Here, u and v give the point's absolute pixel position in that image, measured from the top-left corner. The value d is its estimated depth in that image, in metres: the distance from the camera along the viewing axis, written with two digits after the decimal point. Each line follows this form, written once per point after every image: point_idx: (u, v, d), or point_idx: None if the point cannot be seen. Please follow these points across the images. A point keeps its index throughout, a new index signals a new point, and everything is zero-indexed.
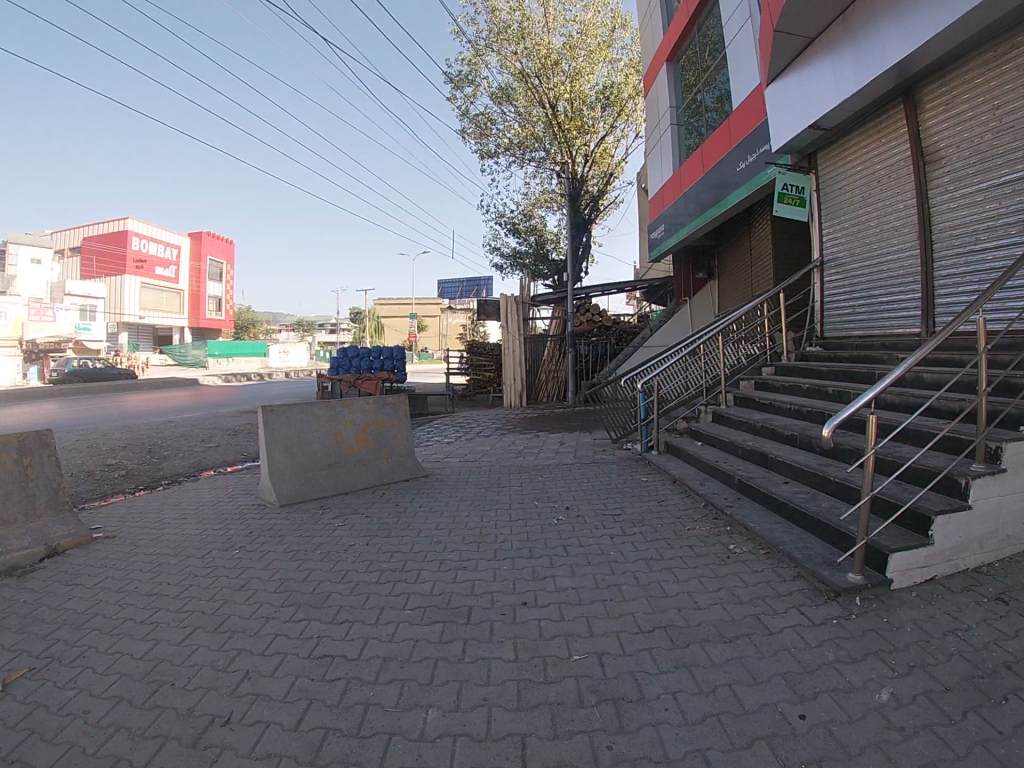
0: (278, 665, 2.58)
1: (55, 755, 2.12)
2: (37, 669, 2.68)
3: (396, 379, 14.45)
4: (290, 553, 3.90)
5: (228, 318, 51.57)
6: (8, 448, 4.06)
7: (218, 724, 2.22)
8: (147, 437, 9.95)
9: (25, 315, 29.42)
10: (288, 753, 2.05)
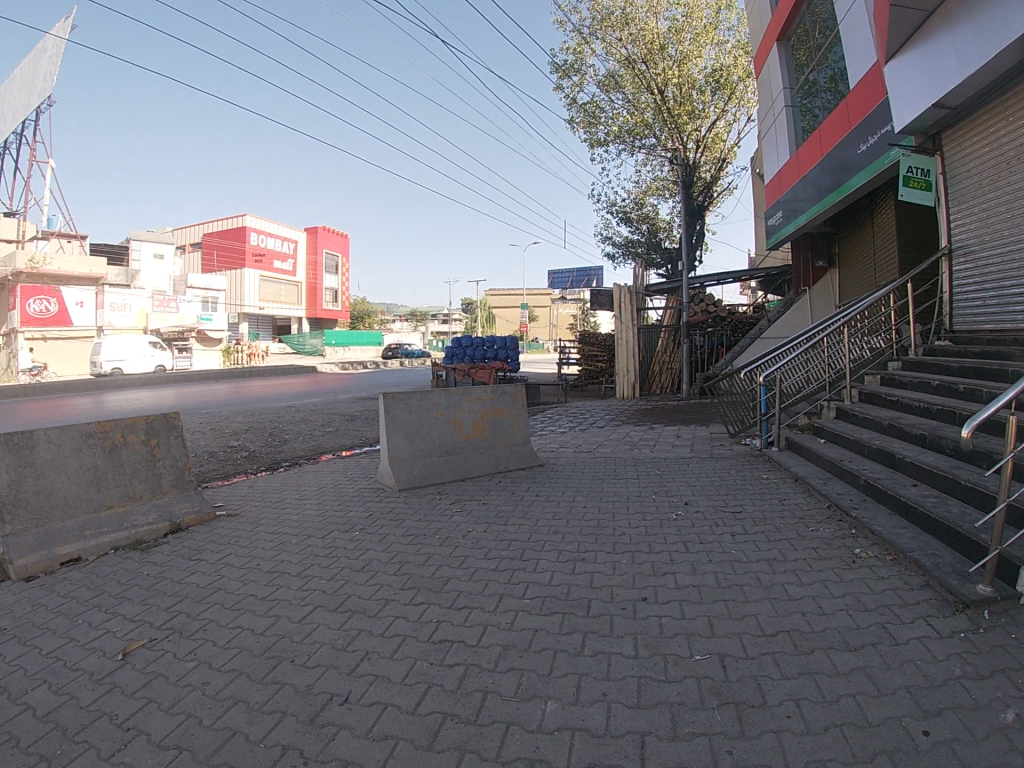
0: (397, 648, 2.62)
1: (172, 725, 2.24)
2: (157, 640, 2.84)
3: (509, 368, 14.53)
4: (408, 537, 3.98)
5: (344, 310, 53.71)
6: (136, 429, 4.35)
7: (336, 702, 2.28)
8: (275, 420, 10.54)
9: (148, 305, 31.35)
10: (404, 737, 2.09)
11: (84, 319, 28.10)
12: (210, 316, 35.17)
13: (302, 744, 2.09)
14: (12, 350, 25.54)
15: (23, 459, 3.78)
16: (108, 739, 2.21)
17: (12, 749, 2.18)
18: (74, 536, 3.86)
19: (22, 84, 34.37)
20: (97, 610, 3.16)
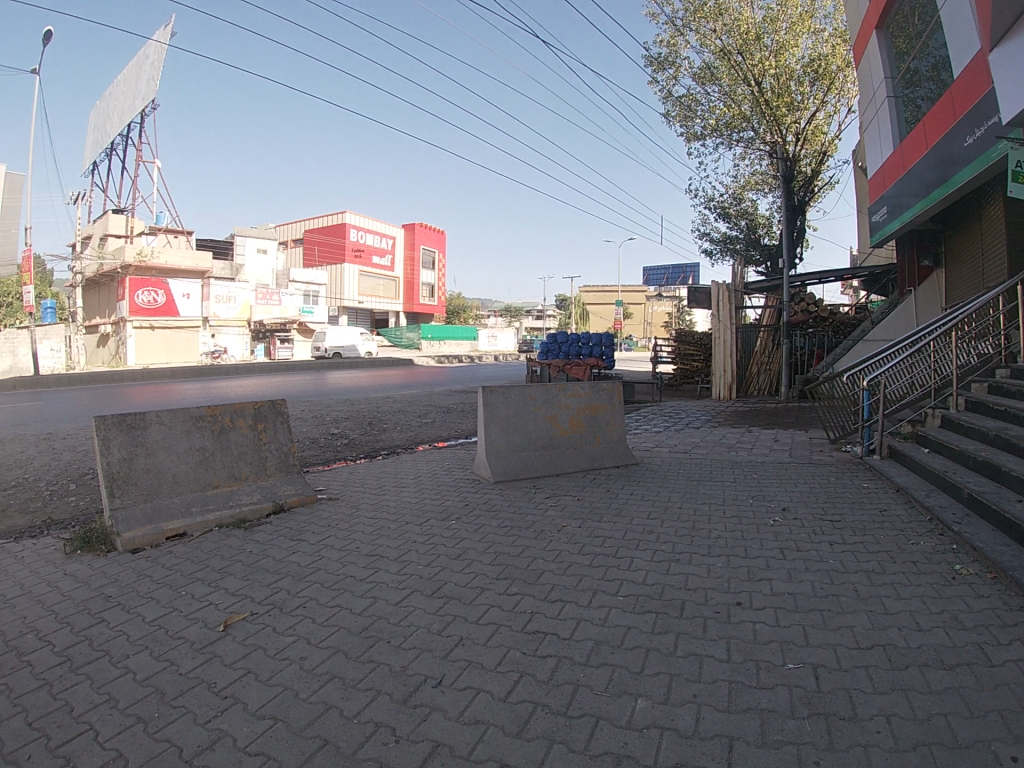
0: (491, 635, 2.68)
1: (269, 696, 2.37)
2: (257, 614, 2.97)
3: (605, 367, 14.32)
4: (503, 529, 4.05)
5: (440, 303, 55.67)
6: (245, 414, 4.59)
7: (429, 684, 2.36)
8: (373, 410, 10.89)
9: (252, 298, 33.92)
10: (495, 723, 2.16)
11: (190, 310, 30.53)
12: (310, 309, 38.25)
13: (394, 722, 2.19)
14: (123, 337, 28.15)
15: (135, 438, 4.05)
16: (206, 706, 2.36)
17: (117, 711, 2.37)
18: (181, 512, 4.09)
19: (127, 86, 36.51)
20: (200, 582, 3.34)
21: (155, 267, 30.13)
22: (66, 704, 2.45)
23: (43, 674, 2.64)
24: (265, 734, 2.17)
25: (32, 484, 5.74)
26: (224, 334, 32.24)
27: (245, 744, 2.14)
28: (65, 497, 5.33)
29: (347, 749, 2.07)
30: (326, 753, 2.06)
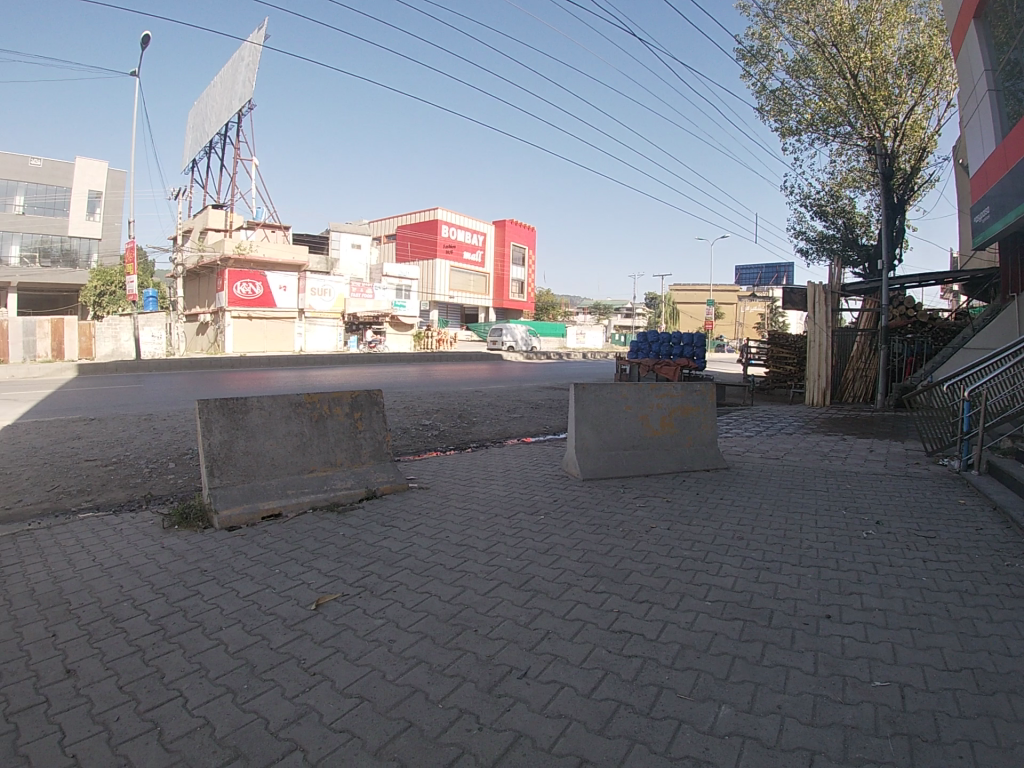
0: (577, 632, 2.84)
1: (358, 675, 2.57)
2: (347, 595, 3.25)
3: (696, 367, 14.04)
4: (591, 526, 4.20)
5: (530, 301, 61.69)
6: (341, 403, 4.99)
7: (514, 675, 2.53)
8: (464, 401, 11.22)
9: (345, 292, 37.90)
10: (578, 718, 2.28)
11: (286, 301, 34.86)
12: (403, 303, 41.94)
13: (478, 710, 2.34)
14: (223, 325, 32.57)
15: (235, 422, 4.45)
16: (295, 681, 2.56)
17: (207, 680, 2.60)
18: (277, 493, 4.47)
19: (222, 87, 38.62)
20: (294, 562, 3.66)
21: (254, 259, 33.87)
22: (158, 670, 2.71)
23: (140, 640, 2.95)
24: (350, 713, 2.35)
25: (135, 461, 6.24)
26: (319, 326, 36.63)
27: (331, 720, 2.32)
28: (166, 475, 5.83)
29: (431, 733, 2.23)
30: (410, 735, 2.22)
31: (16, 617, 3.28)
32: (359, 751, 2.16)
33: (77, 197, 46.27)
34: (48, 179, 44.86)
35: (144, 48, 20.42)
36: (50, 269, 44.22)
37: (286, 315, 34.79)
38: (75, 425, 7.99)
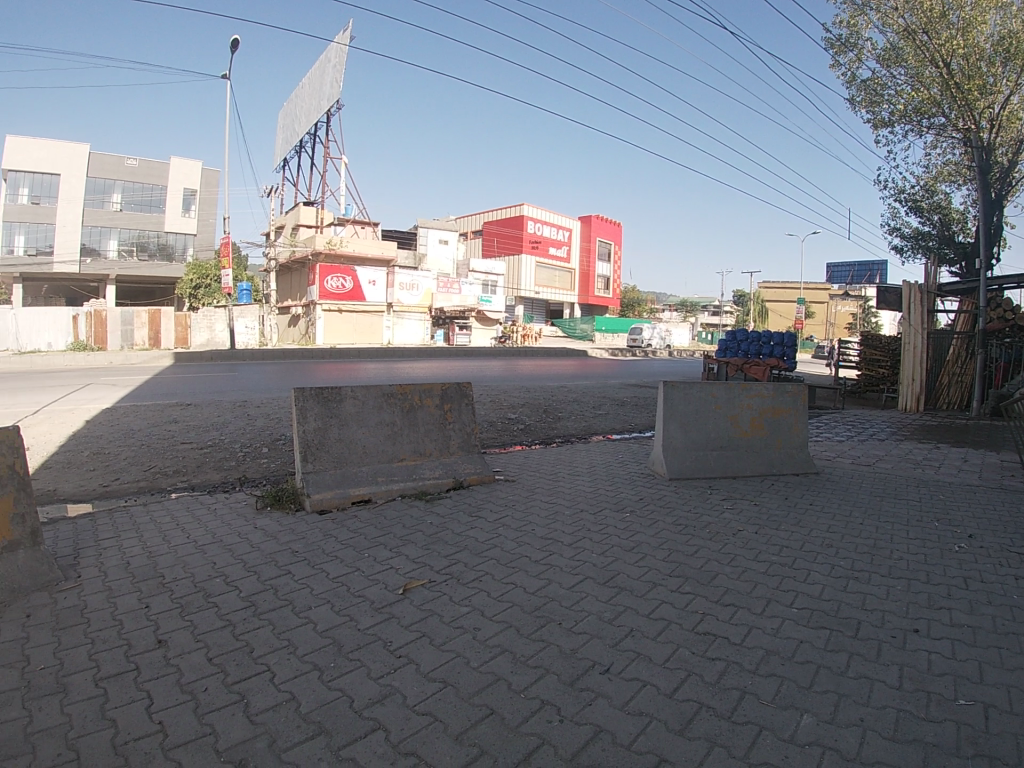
0: (660, 632, 2.91)
1: (445, 659, 2.68)
2: (435, 581, 3.41)
3: (785, 366, 14.25)
4: (678, 528, 4.33)
5: (615, 297, 64.28)
6: (432, 395, 5.21)
7: (596, 670, 2.60)
8: (550, 395, 11.36)
9: (433, 287, 39.94)
10: (659, 716, 2.31)
11: (376, 295, 37.80)
12: (489, 298, 44.40)
13: (559, 702, 2.40)
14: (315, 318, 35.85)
15: (329, 410, 4.73)
16: (381, 662, 2.67)
17: (296, 656, 2.74)
18: (367, 480, 4.73)
19: (310, 88, 40.23)
20: (383, 547, 3.86)
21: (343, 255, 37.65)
22: (247, 644, 2.86)
23: (229, 614, 3.13)
24: (434, 696, 2.44)
25: (229, 445, 6.59)
26: (406, 320, 38.96)
27: (414, 702, 2.41)
28: (258, 459, 6.18)
29: (512, 721, 2.29)
30: (492, 722, 2.29)
31: (112, 587, 3.52)
32: (440, 734, 2.23)
33: (173, 194, 48.50)
34: (143, 177, 47.08)
35: (233, 53, 21.42)
36: (149, 262, 47.06)
37: (375, 310, 37.82)
38: (172, 410, 8.38)
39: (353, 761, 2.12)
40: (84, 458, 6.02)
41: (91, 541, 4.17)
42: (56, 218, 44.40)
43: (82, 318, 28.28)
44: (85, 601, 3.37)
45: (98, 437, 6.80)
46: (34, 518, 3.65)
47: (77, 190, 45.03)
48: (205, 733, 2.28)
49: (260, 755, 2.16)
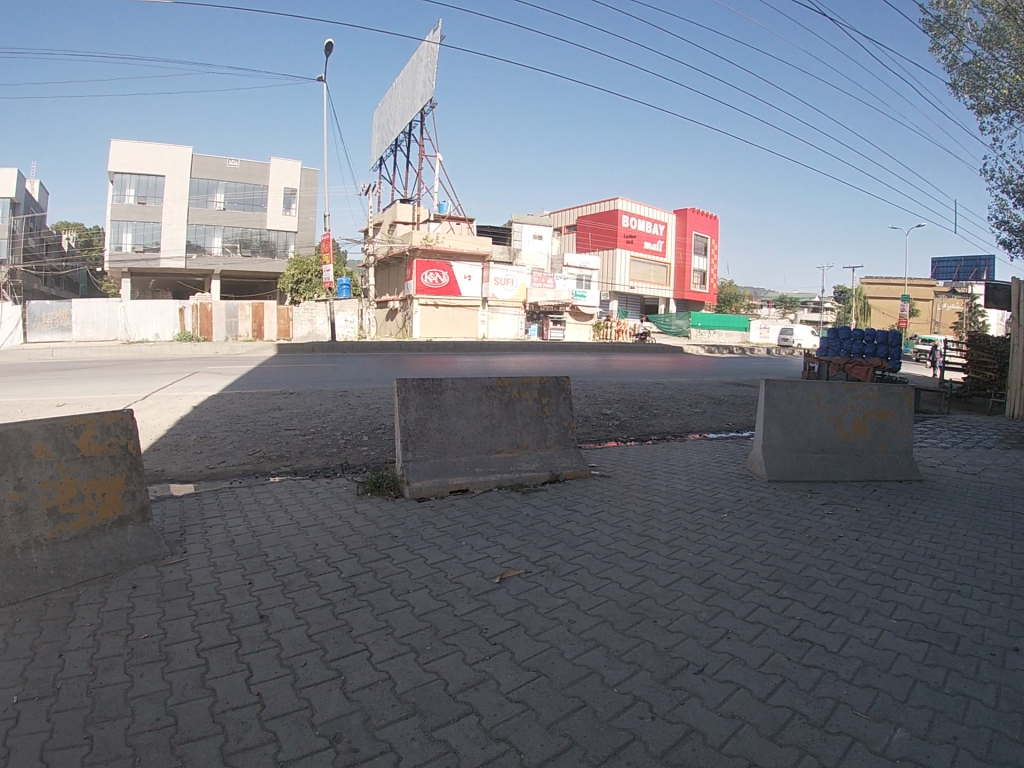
0: (756, 635, 2.87)
1: (538, 649, 2.74)
2: (531, 572, 3.48)
3: (888, 367, 13.70)
4: (775, 532, 4.23)
5: (712, 292, 63.78)
6: (531, 388, 5.29)
7: (690, 670, 2.59)
8: (644, 391, 11.24)
9: (527, 281, 41.51)
10: (750, 720, 2.28)
11: (471, 290, 39.25)
12: (584, 293, 44.09)
13: (652, 699, 2.41)
14: (412, 312, 37.36)
15: (429, 401, 4.91)
16: (476, 648, 2.76)
17: (393, 638, 2.85)
18: (465, 470, 4.88)
19: (404, 88, 41.35)
20: (481, 536, 3.97)
21: (443, 250, 38.53)
22: (346, 623, 3.00)
23: (328, 594, 3.28)
24: (527, 685, 2.49)
25: (330, 432, 6.89)
26: (501, 315, 40.52)
27: (507, 689, 2.47)
28: (358, 446, 6.44)
29: (604, 715, 2.32)
30: (584, 713, 2.32)
31: (217, 563, 3.77)
32: (532, 722, 2.28)
33: (273, 192, 50.75)
34: (244, 178, 49.61)
35: (328, 54, 22.20)
36: (250, 259, 49.58)
37: (471, 304, 39.19)
38: (277, 398, 8.79)
39: (445, 742, 2.19)
40: (191, 441, 6.42)
41: (198, 518, 4.47)
42: (164, 216, 47.40)
43: (188, 311, 32.07)
44: (191, 575, 3.63)
45: (205, 422, 7.23)
46: (143, 495, 3.98)
47: (182, 190, 47.79)
48: (302, 707, 2.41)
49: (355, 730, 2.27)
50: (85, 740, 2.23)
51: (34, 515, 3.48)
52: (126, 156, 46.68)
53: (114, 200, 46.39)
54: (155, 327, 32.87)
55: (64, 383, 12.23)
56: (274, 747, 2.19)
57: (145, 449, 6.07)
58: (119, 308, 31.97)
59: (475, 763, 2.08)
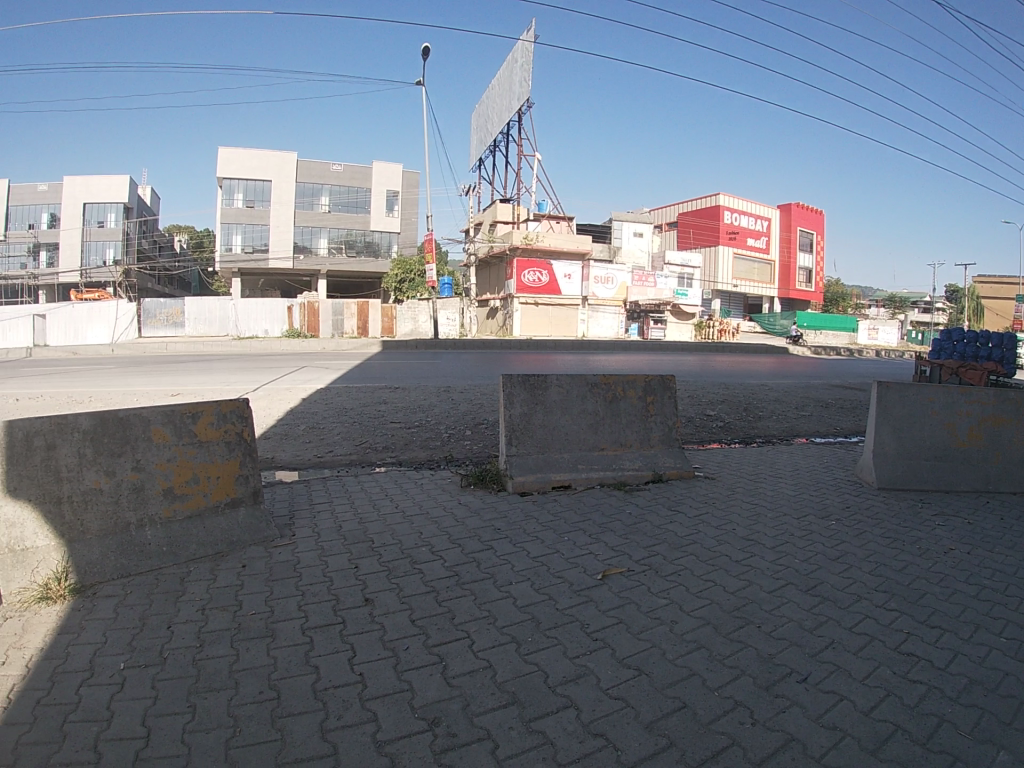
0: (862, 646, 2.76)
1: (639, 648, 2.75)
2: (633, 571, 3.49)
3: (1005, 372, 12.72)
4: (885, 541, 4.04)
5: (817, 291, 61.47)
6: (636, 386, 5.28)
7: (793, 678, 2.53)
8: (748, 393, 10.90)
9: (628, 280, 41.16)
10: (852, 733, 2.21)
11: (571, 289, 39.49)
12: (686, 292, 43.69)
13: (753, 705, 2.37)
14: (513, 310, 38.26)
15: (534, 396, 5.00)
16: (577, 643, 2.80)
17: (494, 628, 2.94)
18: (568, 467, 4.94)
19: (500, 88, 41.85)
20: (584, 533, 4.02)
21: (542, 249, 38.96)
22: (448, 610, 3.12)
23: (432, 581, 3.42)
24: (626, 683, 2.51)
25: (435, 426, 7.14)
26: (604, 316, 40.41)
27: (607, 685, 2.50)
28: (461, 440, 6.64)
29: (704, 718, 2.30)
30: (683, 715, 2.31)
31: (324, 547, 4.00)
32: (631, 720, 2.30)
33: (374, 195, 52.66)
34: (347, 181, 51.80)
35: (425, 59, 22.85)
36: (353, 259, 51.80)
37: (572, 303, 39.42)
38: (382, 392, 9.18)
39: (543, 733, 2.25)
40: (301, 431, 6.81)
41: (307, 504, 4.75)
42: (272, 219, 50.20)
43: (297, 307, 33.66)
44: (299, 557, 3.86)
45: (315, 413, 7.65)
46: (255, 479, 4.26)
47: (288, 194, 50.44)
48: (402, 689, 2.53)
49: (454, 715, 2.36)
50: (189, 708, 2.44)
51: (151, 495, 3.82)
52: (237, 162, 49.65)
53: (224, 204, 49.51)
54: (265, 323, 34.79)
55: (190, 375, 13.25)
56: (373, 726, 2.31)
57: (260, 437, 6.52)
58: (230, 304, 34.11)
59: (572, 755, 2.13)
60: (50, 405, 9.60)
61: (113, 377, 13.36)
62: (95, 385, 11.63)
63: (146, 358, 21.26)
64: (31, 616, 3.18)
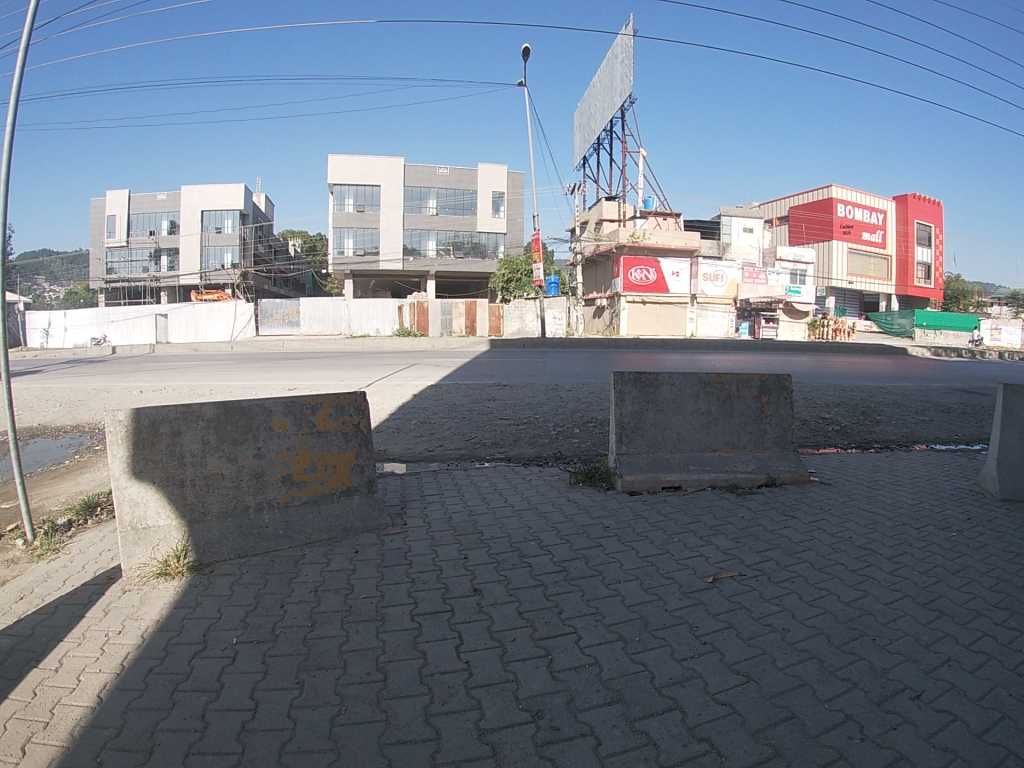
0: (981, 666, 2.58)
1: (748, 654, 2.70)
2: (743, 576, 3.42)
3: None
4: (1014, 556, 3.73)
5: (937, 286, 57.10)
6: (751, 386, 5.13)
7: (907, 695, 2.40)
8: (865, 395, 10.28)
9: (738, 276, 39.83)
10: (965, 755, 2.09)
11: (679, 287, 38.56)
12: (798, 290, 41.81)
13: (863, 720, 2.28)
14: (619, 310, 37.95)
15: (646, 394, 4.96)
16: (684, 645, 2.79)
17: (601, 625, 2.98)
18: (679, 467, 4.89)
19: (602, 83, 41.50)
20: (693, 534, 3.97)
21: (648, 246, 38.42)
22: (556, 606, 3.19)
23: (540, 576, 3.51)
24: (734, 690, 2.48)
25: (541, 423, 7.24)
26: (712, 314, 39.28)
27: (714, 690, 2.48)
28: (568, 438, 6.70)
29: (811, 729, 2.24)
30: (790, 725, 2.26)
31: (435, 537, 4.18)
32: (737, 726, 2.27)
33: (478, 197, 53.80)
34: (453, 184, 53.24)
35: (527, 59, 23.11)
36: (460, 260, 53.18)
37: (680, 302, 38.53)
38: (490, 389, 9.40)
39: (646, 734, 2.27)
40: (412, 426, 7.11)
41: (417, 495, 4.99)
42: (381, 222, 52.31)
43: (409, 310, 35.26)
44: (410, 546, 4.07)
45: (426, 409, 7.96)
46: (370, 468, 4.53)
47: (396, 197, 52.40)
48: (507, 679, 2.63)
49: (557, 709, 2.43)
50: (298, 684, 2.66)
51: (270, 480, 4.15)
52: (347, 168, 52.05)
53: (336, 209, 52.09)
54: (376, 323, 36.44)
55: (311, 371, 14.12)
56: (477, 714, 2.42)
57: (375, 430, 6.87)
58: (343, 305, 36.00)
59: (674, 758, 2.14)
60: (191, 399, 10.49)
61: (244, 372, 14.42)
62: (227, 380, 12.63)
63: (269, 355, 22.80)
64: (149, 590, 3.55)
